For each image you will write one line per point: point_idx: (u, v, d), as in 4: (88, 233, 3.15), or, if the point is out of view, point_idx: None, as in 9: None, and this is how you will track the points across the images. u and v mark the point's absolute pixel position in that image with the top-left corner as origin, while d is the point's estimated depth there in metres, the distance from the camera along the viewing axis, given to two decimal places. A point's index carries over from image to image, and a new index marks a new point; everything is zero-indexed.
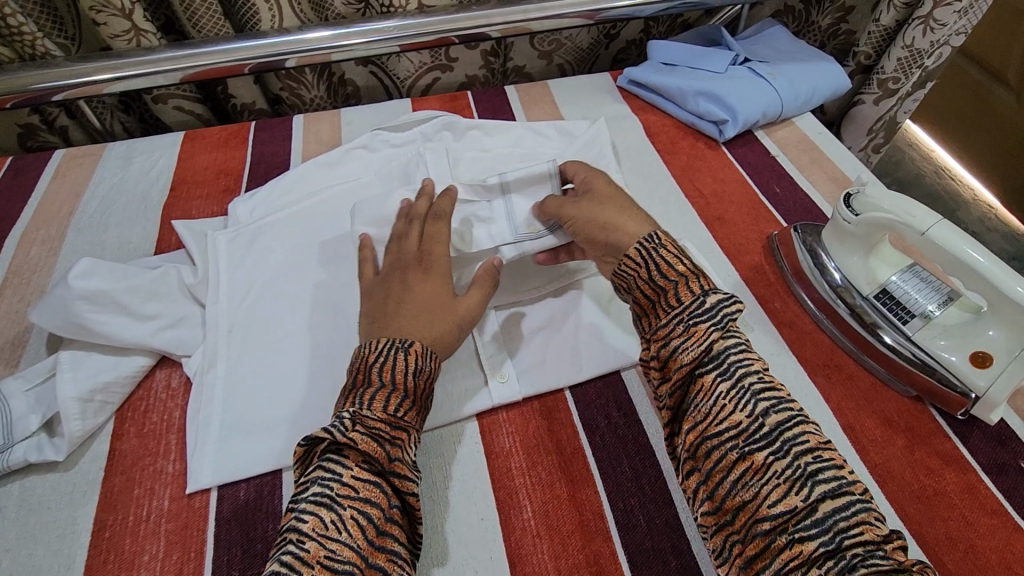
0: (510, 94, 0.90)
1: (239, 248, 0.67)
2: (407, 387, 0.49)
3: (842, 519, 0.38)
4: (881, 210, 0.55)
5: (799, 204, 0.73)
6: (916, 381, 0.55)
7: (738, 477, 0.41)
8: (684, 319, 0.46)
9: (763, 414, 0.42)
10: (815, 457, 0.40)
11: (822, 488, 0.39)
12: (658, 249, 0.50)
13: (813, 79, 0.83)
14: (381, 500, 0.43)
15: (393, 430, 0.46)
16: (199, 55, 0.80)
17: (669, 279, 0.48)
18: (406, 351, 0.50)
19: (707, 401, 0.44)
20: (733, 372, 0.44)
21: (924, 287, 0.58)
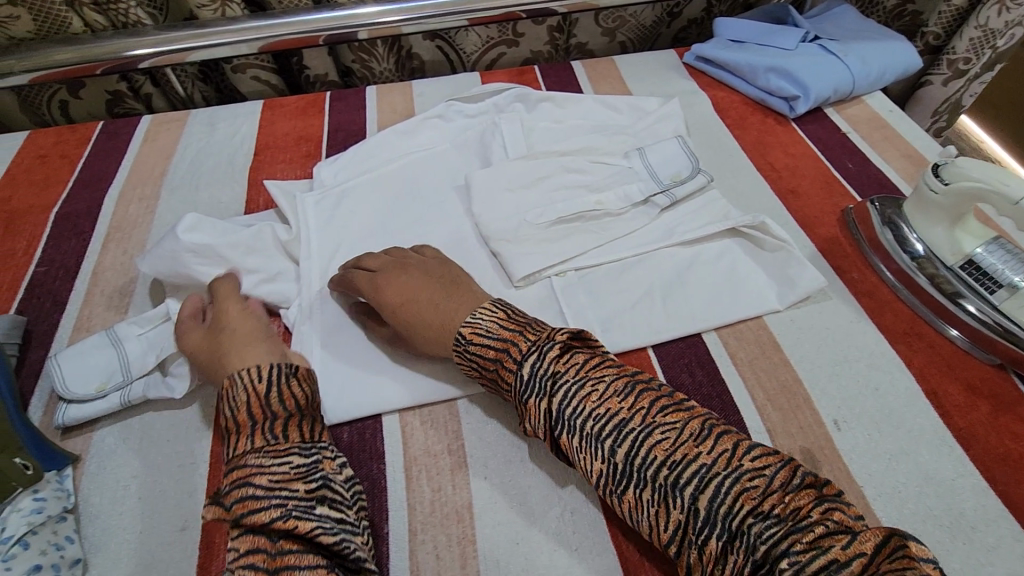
0: (577, 70, 0.92)
1: (328, 209, 0.69)
2: (281, 412, 0.48)
3: (718, 506, 0.38)
4: (971, 179, 0.55)
5: (873, 180, 0.73)
6: (1000, 349, 0.55)
7: (631, 515, 0.42)
8: (519, 399, 0.47)
9: (613, 451, 0.42)
10: (670, 467, 0.40)
11: (688, 492, 0.39)
12: (467, 346, 0.51)
13: (885, 57, 0.83)
14: (258, 542, 0.40)
15: (235, 471, 0.43)
16: (280, 26, 0.83)
17: (491, 366, 0.50)
18: (256, 380, 0.49)
19: (574, 459, 0.45)
20: (575, 423, 0.44)
21: (1012, 258, 0.57)
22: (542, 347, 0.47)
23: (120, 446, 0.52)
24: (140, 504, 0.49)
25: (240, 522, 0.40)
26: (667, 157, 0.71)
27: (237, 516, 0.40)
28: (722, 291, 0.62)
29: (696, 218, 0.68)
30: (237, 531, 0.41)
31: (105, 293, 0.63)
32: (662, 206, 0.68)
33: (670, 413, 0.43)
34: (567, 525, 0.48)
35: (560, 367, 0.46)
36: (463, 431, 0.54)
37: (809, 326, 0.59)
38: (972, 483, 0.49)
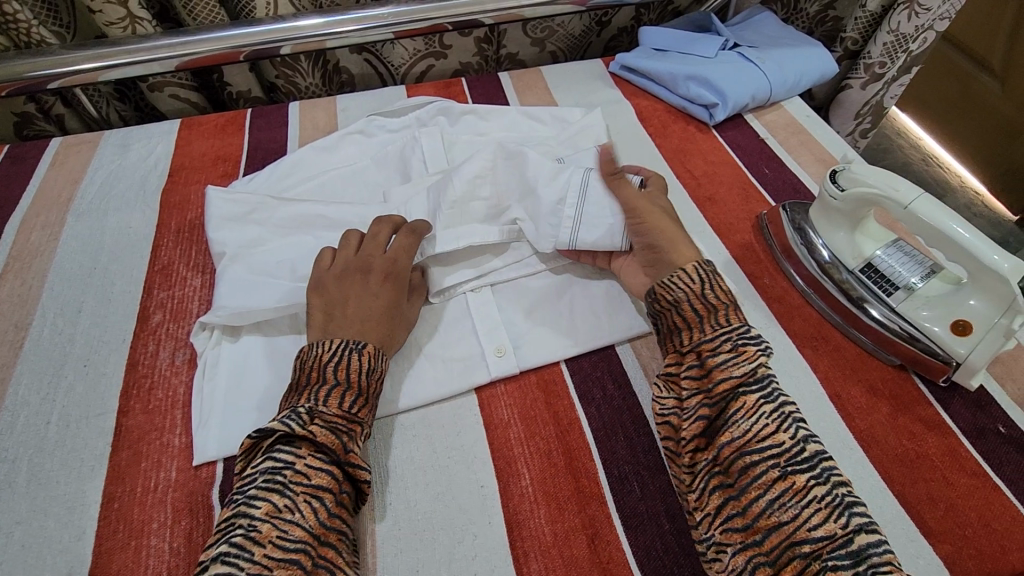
0: (503, 81, 0.91)
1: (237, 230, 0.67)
2: (356, 383, 0.50)
3: (874, 551, 0.39)
4: (867, 185, 0.56)
5: (787, 185, 0.75)
6: (899, 350, 0.56)
7: (777, 497, 0.42)
8: (731, 339, 0.49)
9: (803, 439, 0.44)
10: (848, 490, 0.42)
11: (858, 519, 0.41)
12: (716, 279, 0.54)
13: (801, 63, 0.85)
14: (333, 486, 0.45)
15: (347, 424, 0.48)
16: (194, 43, 0.80)
17: (721, 301, 0.51)
18: (359, 351, 0.51)
19: (749, 420, 0.45)
20: (776, 398, 0.46)
21: (908, 260, 0.59)
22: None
23: (4, 492, 0.50)
24: (23, 551, 0.47)
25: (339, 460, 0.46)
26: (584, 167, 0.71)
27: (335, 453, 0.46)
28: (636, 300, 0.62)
29: None
30: (318, 457, 0.45)
31: None
32: None
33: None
34: (471, 549, 0.47)
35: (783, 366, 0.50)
36: (369, 456, 0.53)
37: None
38: (871, 485, 0.50)
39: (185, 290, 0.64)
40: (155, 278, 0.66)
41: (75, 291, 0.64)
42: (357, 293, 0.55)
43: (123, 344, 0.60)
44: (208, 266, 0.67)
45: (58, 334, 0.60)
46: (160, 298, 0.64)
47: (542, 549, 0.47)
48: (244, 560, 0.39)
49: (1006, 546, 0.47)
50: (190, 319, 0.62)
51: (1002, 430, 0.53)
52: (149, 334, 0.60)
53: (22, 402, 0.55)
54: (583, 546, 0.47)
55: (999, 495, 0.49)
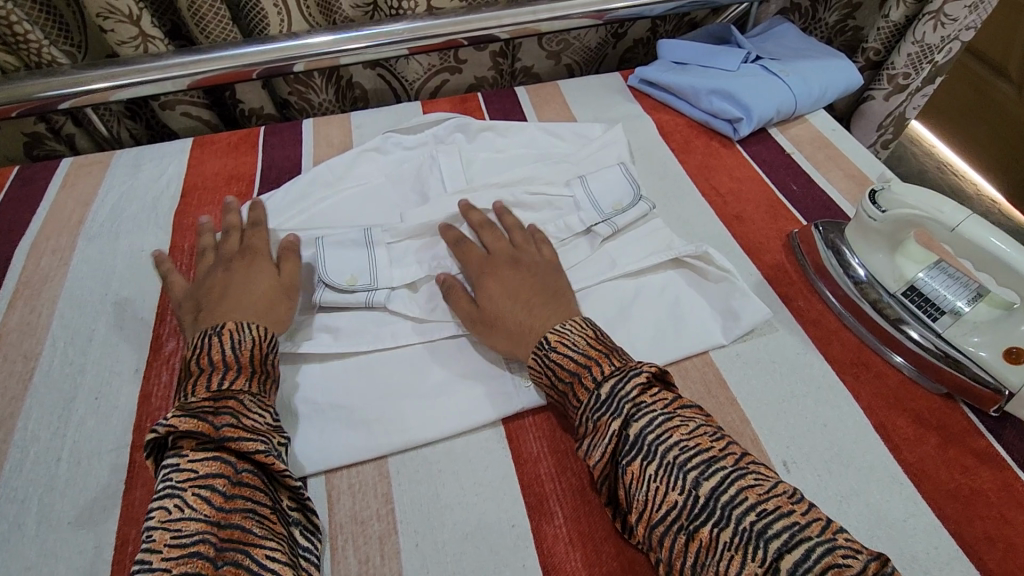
0: (520, 96, 0.90)
1: None
2: (228, 361, 0.49)
3: (804, 573, 0.37)
4: (909, 206, 0.54)
5: (817, 201, 0.72)
6: (947, 379, 0.54)
7: (696, 559, 0.40)
8: (589, 416, 0.47)
9: (696, 484, 0.42)
10: (759, 514, 0.39)
11: (775, 545, 0.38)
12: (548, 352, 0.51)
13: (825, 76, 0.83)
14: (225, 470, 0.43)
15: (217, 403, 0.46)
16: (207, 61, 0.79)
17: (564, 379, 0.49)
18: (219, 333, 0.51)
19: (643, 488, 0.43)
20: (656, 452, 0.43)
21: (952, 283, 0.56)
22: (629, 372, 0.47)
23: (14, 533, 0.48)
24: None
25: (227, 441, 0.44)
26: (609, 186, 0.69)
27: (225, 436, 0.44)
28: (668, 325, 0.60)
29: (639, 247, 0.66)
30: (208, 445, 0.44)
31: (8, 357, 0.59)
32: (603, 235, 0.66)
33: (765, 467, 0.43)
34: None
35: (647, 399, 0.46)
36: (393, 493, 0.50)
37: (755, 360, 0.58)
38: (925, 523, 0.47)
39: None
40: (168, 303, 0.64)
41: (86, 318, 0.62)
42: (248, 283, 0.58)
43: (135, 374, 0.58)
44: None
45: (70, 364, 0.58)
46: (173, 325, 0.62)
47: None
48: (145, 570, 0.38)
49: None
50: None
51: None
52: (161, 363, 0.58)
53: (31, 437, 0.53)
54: None
55: None
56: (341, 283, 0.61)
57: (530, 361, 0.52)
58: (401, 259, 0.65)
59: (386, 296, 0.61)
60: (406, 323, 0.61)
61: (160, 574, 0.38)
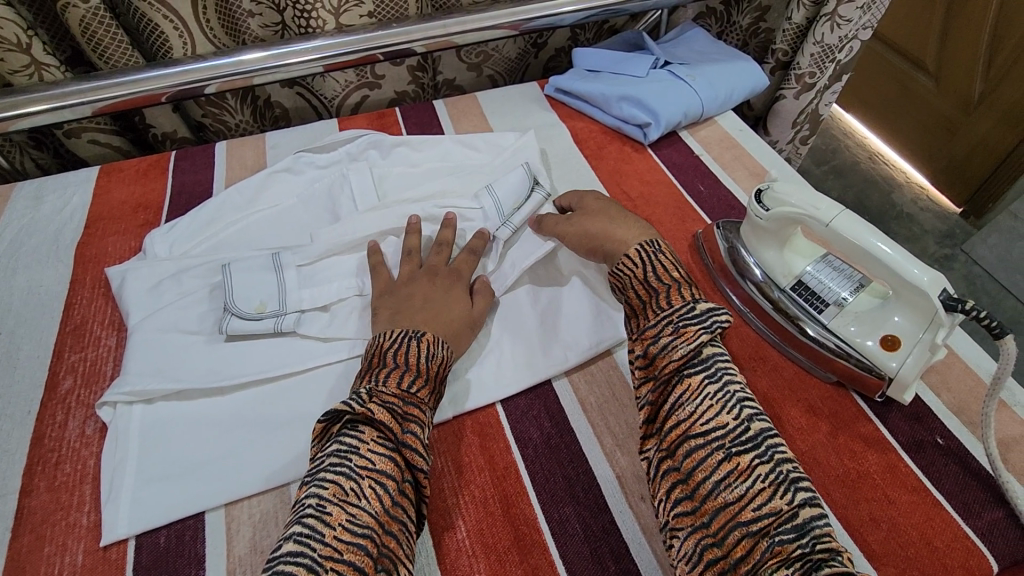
0: (438, 109, 0.90)
1: (151, 285, 0.64)
2: (420, 368, 0.50)
3: (819, 523, 0.39)
4: (789, 204, 0.56)
5: (722, 201, 0.75)
6: (837, 368, 0.56)
7: (723, 479, 0.42)
8: (673, 321, 0.50)
9: (750, 419, 0.44)
10: (795, 467, 0.42)
11: (803, 494, 0.40)
12: (657, 255, 0.56)
13: (731, 79, 0.86)
14: (396, 474, 0.43)
15: (404, 405, 0.47)
16: (108, 88, 0.77)
17: (664, 282, 0.53)
18: (419, 339, 0.52)
19: (695, 401, 0.46)
20: (722, 377, 0.47)
21: (837, 275, 0.59)
22: (726, 307, 0.51)
23: None
24: None
25: (403, 445, 0.45)
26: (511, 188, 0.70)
27: (402, 441, 0.45)
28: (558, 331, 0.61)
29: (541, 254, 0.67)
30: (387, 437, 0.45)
31: None
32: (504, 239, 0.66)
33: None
34: None
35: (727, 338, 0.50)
36: None
37: None
38: None
39: (100, 351, 0.61)
40: (66, 339, 0.62)
41: None
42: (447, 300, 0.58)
43: (28, 416, 0.56)
44: (123, 323, 0.63)
45: None
46: (71, 362, 0.60)
47: None
48: (317, 545, 0.38)
49: (950, 565, 0.46)
50: (104, 383, 0.58)
51: (940, 442, 0.53)
52: (57, 403, 0.57)
53: None
54: None
55: (940, 510, 0.49)
56: (250, 310, 0.60)
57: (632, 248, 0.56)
58: (309, 279, 0.64)
59: (296, 320, 0.61)
60: (313, 346, 0.60)
61: (330, 554, 0.38)
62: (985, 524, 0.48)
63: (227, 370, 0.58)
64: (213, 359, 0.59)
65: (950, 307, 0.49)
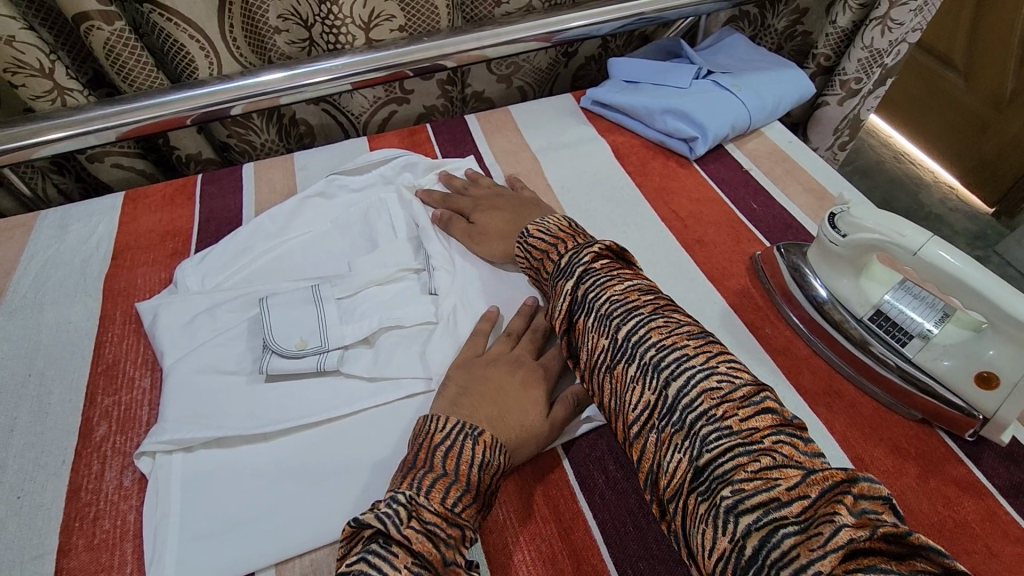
0: (472, 125, 0.87)
1: (185, 322, 0.60)
2: (469, 480, 0.44)
3: (684, 398, 0.41)
4: (867, 230, 0.52)
5: (778, 219, 0.71)
6: (923, 405, 0.52)
7: (615, 393, 0.46)
8: (553, 281, 0.54)
9: (616, 326, 0.47)
10: (661, 350, 0.44)
11: (667, 377, 0.43)
12: (532, 238, 0.60)
13: (777, 88, 0.82)
14: None
15: (449, 527, 0.41)
16: (131, 112, 0.74)
17: (541, 256, 0.58)
18: (475, 439, 0.46)
19: (581, 338, 0.50)
20: (592, 303, 0.49)
21: (919, 304, 0.55)
22: (585, 246, 0.54)
23: None
24: None
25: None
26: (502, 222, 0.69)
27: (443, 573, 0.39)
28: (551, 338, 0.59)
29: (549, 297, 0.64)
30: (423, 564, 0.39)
31: None
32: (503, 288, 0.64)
33: (679, 315, 0.47)
34: None
35: (598, 267, 0.52)
36: None
37: None
38: None
39: (134, 394, 0.58)
40: (98, 381, 0.59)
41: (7, 406, 0.57)
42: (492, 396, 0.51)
43: (63, 467, 0.53)
44: (157, 362, 0.60)
45: None
46: (105, 406, 0.57)
47: None
48: None
49: None
50: (141, 430, 0.55)
51: None
52: (92, 452, 0.53)
53: None
54: None
55: None
56: (291, 349, 0.57)
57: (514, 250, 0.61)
58: (350, 312, 0.61)
59: (339, 359, 0.57)
60: (357, 387, 0.57)
61: None
62: None
63: (269, 414, 0.54)
64: (253, 402, 0.55)
65: None
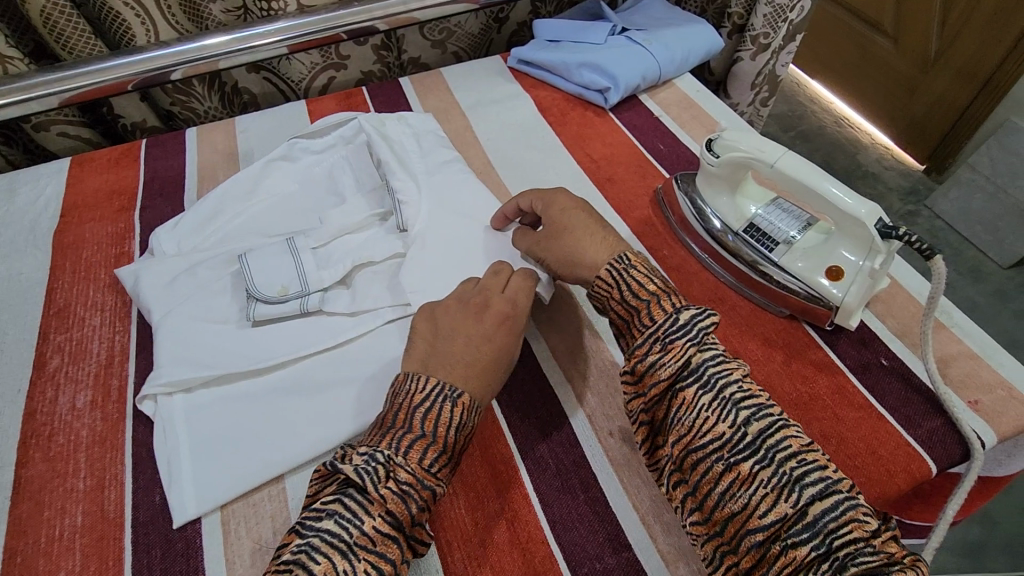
0: (405, 87, 0.92)
1: (170, 279, 0.63)
2: (446, 444, 0.46)
3: (830, 520, 0.38)
4: (737, 150, 0.60)
5: (681, 157, 0.78)
6: (789, 303, 0.59)
7: (727, 489, 0.41)
8: (659, 338, 0.47)
9: (746, 422, 0.42)
10: (800, 461, 0.40)
11: (809, 491, 0.39)
12: (628, 269, 0.53)
13: (686, 41, 0.88)
14: (396, 555, 0.41)
15: (424, 488, 0.43)
16: (73, 77, 0.77)
17: (642, 298, 0.50)
18: (454, 402, 0.47)
19: (690, 414, 0.44)
20: (714, 384, 0.44)
21: (786, 217, 0.62)
22: (708, 310, 0.48)
23: None
24: None
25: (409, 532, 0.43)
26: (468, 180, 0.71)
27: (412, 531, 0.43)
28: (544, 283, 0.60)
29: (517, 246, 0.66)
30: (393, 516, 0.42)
31: None
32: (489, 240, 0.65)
33: None
34: None
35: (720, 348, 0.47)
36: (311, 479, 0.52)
37: None
38: None
39: (85, 331, 0.62)
40: (51, 322, 0.63)
41: None
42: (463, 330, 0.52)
43: (19, 395, 0.57)
44: (105, 304, 0.65)
45: None
46: (57, 342, 0.62)
47: (463, 537, 0.48)
48: None
49: (893, 471, 0.50)
50: (91, 361, 0.60)
51: (884, 363, 0.57)
52: (46, 381, 0.58)
53: None
54: (503, 529, 0.48)
55: (884, 424, 0.53)
56: (273, 294, 0.60)
57: (603, 270, 0.53)
58: (326, 259, 0.64)
59: (321, 299, 0.61)
60: (342, 322, 0.61)
61: None
62: (925, 432, 0.52)
63: (231, 352, 0.58)
64: None
65: (886, 234, 0.52)
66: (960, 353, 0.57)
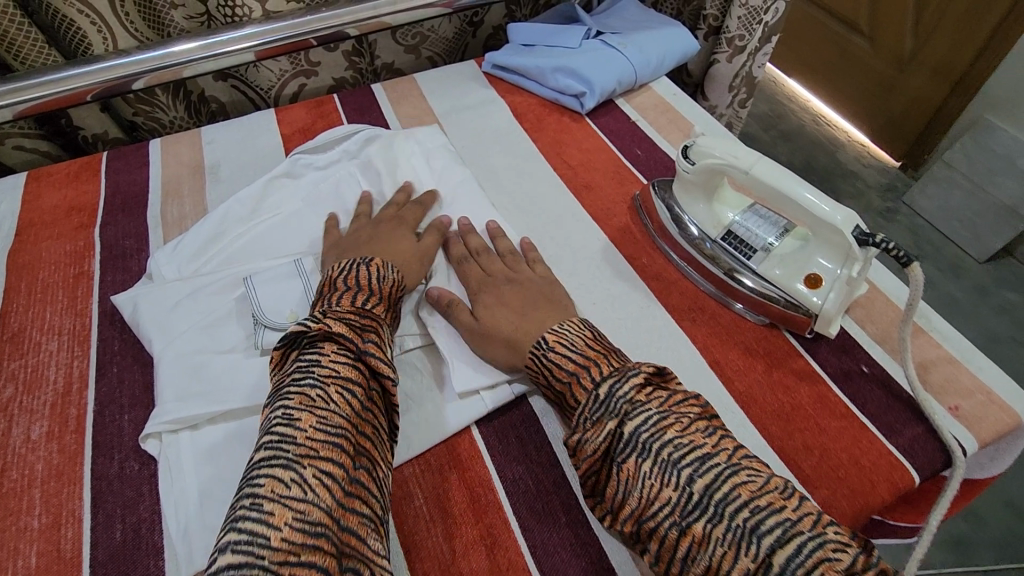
0: (377, 93, 0.90)
1: (164, 308, 0.60)
2: (360, 349, 0.47)
3: (796, 567, 0.35)
4: (713, 157, 0.59)
5: (659, 162, 0.77)
6: (769, 311, 0.59)
7: (687, 553, 0.39)
8: (588, 414, 0.45)
9: (689, 482, 0.40)
10: (752, 509, 0.38)
11: (768, 541, 0.36)
12: (547, 352, 0.51)
13: (662, 44, 0.87)
14: (344, 458, 0.39)
15: (345, 384, 0.43)
16: (27, 88, 0.74)
17: (563, 379, 0.49)
18: (354, 320, 0.49)
19: (636, 484, 0.41)
20: (649, 449, 0.41)
21: (763, 223, 0.62)
22: (626, 372, 0.45)
23: None
24: None
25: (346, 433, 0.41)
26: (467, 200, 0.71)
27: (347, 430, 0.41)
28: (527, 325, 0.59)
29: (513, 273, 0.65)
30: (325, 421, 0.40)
31: None
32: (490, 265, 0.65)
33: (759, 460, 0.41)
34: None
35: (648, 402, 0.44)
36: None
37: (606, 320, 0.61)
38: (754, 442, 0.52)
39: (40, 357, 0.59)
40: (4, 348, 0.60)
41: None
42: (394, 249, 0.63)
43: None
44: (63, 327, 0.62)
45: None
46: (11, 369, 0.59)
47: (441, 568, 0.46)
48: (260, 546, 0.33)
49: (876, 481, 0.49)
50: (47, 388, 0.57)
51: (865, 370, 0.56)
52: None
53: None
54: (482, 557, 0.47)
55: (866, 433, 0.52)
56: (283, 321, 0.58)
57: (526, 362, 0.52)
58: None
59: None
60: None
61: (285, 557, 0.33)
62: (907, 440, 0.52)
63: (228, 379, 0.56)
64: None
65: (863, 242, 0.51)
66: (940, 358, 0.57)
